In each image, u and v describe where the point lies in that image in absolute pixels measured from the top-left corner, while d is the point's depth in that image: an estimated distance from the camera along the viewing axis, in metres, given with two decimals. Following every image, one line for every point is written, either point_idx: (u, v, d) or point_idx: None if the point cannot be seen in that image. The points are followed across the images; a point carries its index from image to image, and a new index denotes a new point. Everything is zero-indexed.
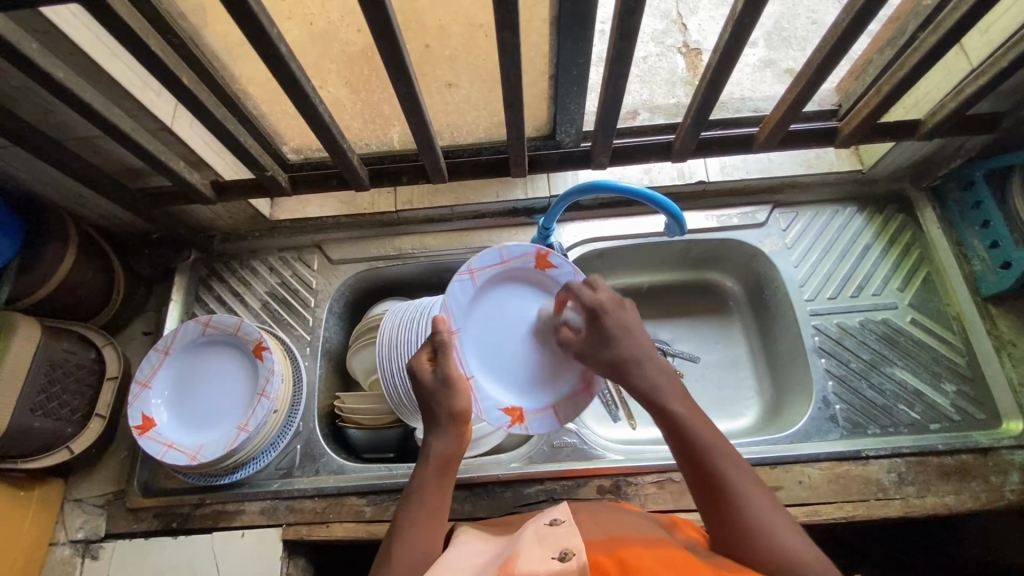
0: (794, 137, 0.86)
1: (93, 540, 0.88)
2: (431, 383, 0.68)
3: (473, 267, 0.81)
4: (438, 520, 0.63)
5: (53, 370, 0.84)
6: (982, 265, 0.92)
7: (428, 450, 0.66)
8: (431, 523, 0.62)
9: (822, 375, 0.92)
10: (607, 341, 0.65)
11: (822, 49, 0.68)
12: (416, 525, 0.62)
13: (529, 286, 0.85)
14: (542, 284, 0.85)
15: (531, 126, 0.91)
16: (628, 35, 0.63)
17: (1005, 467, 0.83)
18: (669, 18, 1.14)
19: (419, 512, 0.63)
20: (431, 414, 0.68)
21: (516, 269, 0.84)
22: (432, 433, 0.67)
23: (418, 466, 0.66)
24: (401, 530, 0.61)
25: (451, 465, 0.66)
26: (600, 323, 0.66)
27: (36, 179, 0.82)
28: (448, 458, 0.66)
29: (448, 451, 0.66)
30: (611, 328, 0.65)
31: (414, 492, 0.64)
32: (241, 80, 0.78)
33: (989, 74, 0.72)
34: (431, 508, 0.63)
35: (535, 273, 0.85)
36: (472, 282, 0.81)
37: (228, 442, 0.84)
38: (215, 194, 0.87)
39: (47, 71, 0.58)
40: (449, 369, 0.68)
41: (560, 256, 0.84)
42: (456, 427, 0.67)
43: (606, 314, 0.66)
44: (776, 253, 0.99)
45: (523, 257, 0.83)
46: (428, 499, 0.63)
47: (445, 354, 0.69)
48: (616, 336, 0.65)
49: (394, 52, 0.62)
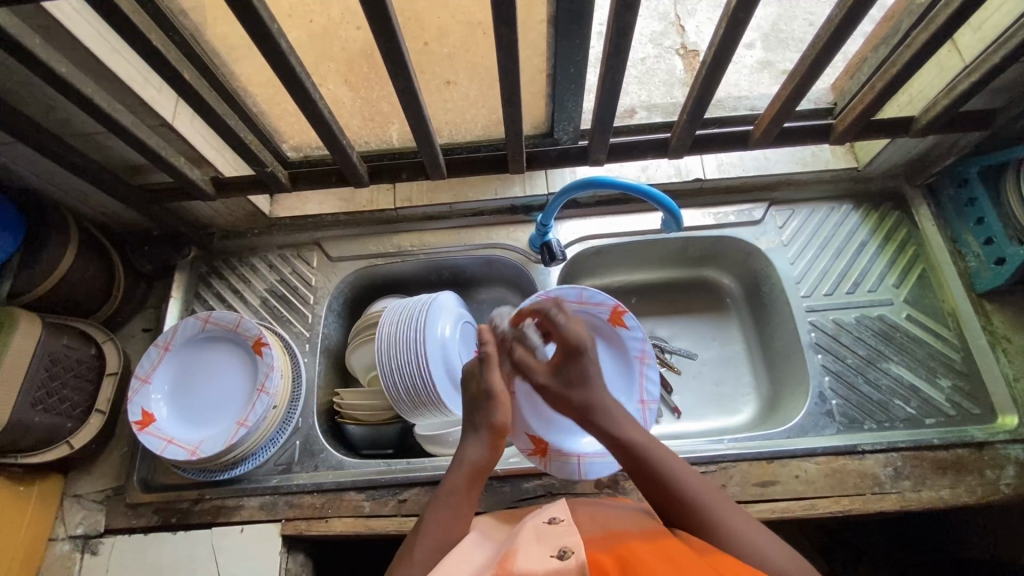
0: (788, 135, 0.87)
1: (92, 536, 0.88)
2: (474, 395, 0.72)
3: (553, 295, 0.89)
4: (462, 523, 0.64)
5: (54, 365, 0.84)
6: (976, 262, 0.93)
7: (460, 458, 0.68)
8: (457, 523, 0.63)
9: (819, 371, 0.92)
10: (580, 377, 0.72)
11: (816, 45, 0.69)
12: (441, 525, 0.63)
13: (600, 340, 0.93)
14: (610, 339, 0.93)
15: (529, 124, 0.92)
16: (624, 31, 0.63)
17: (1001, 461, 0.83)
18: (666, 20, 1.15)
19: (445, 511, 0.64)
20: (470, 422, 0.71)
21: (589, 315, 0.92)
22: (468, 441, 0.70)
23: (450, 472, 0.68)
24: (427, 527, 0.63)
25: (481, 476, 0.67)
26: (578, 359, 0.72)
27: (37, 175, 0.82)
28: (479, 469, 0.67)
29: (481, 461, 0.68)
30: (585, 362, 0.72)
31: (441, 495, 0.65)
32: (241, 78, 0.79)
33: (980, 72, 0.73)
34: (458, 511, 0.64)
35: (607, 329, 0.92)
36: (547, 307, 0.90)
37: (227, 437, 0.84)
38: (215, 190, 0.88)
39: (50, 65, 0.59)
40: (489, 383, 0.71)
41: (634, 319, 0.91)
42: (490, 438, 0.70)
43: (578, 349, 0.72)
44: (772, 250, 1.00)
45: (600, 306, 0.91)
46: (456, 504, 0.64)
47: (490, 367, 0.72)
48: (591, 375, 0.72)
49: (393, 47, 0.62)
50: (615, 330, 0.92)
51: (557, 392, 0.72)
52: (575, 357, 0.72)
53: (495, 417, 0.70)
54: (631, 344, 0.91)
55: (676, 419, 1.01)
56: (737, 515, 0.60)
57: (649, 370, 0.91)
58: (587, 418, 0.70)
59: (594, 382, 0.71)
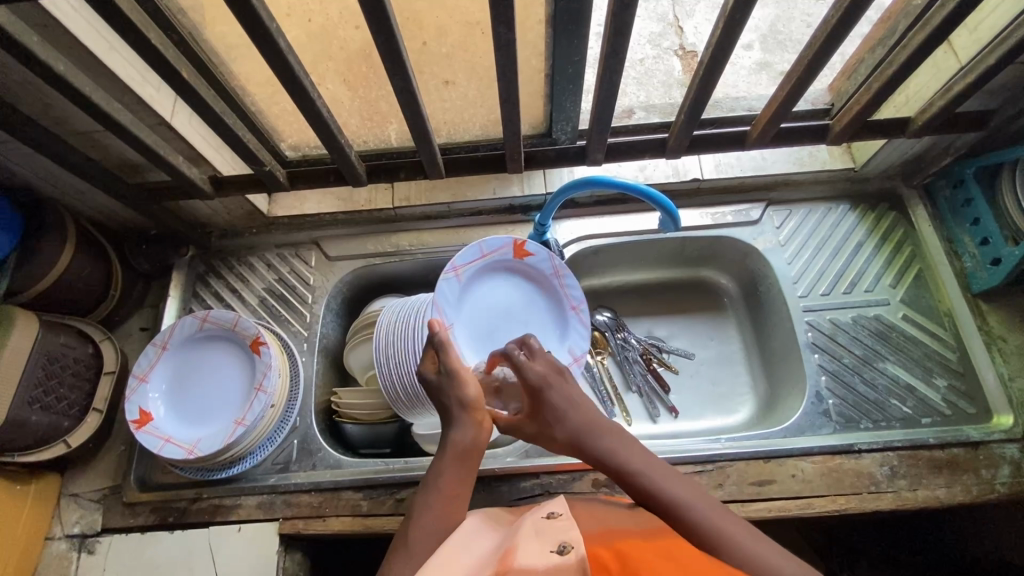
0: (785, 135, 0.87)
1: (89, 535, 0.88)
2: (438, 382, 0.71)
3: (457, 264, 0.87)
4: (455, 507, 0.63)
5: (51, 363, 0.84)
6: (972, 262, 0.93)
7: (448, 440, 0.67)
8: (448, 508, 0.62)
9: (816, 370, 0.92)
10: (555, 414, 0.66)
11: (813, 45, 0.69)
12: (434, 510, 0.62)
13: (513, 280, 0.93)
14: (521, 271, 0.94)
15: (528, 124, 0.92)
16: (621, 30, 0.64)
17: (996, 460, 0.83)
18: (665, 21, 1.16)
19: (438, 501, 0.62)
20: (445, 408, 0.69)
21: (498, 261, 0.92)
22: (452, 424, 0.68)
23: (438, 457, 0.66)
24: (420, 516, 0.61)
25: (471, 454, 0.66)
26: (546, 393, 0.67)
27: (34, 174, 0.82)
28: (467, 448, 0.66)
29: (467, 439, 0.66)
30: (557, 396, 0.67)
31: (433, 479, 0.64)
32: (239, 77, 0.79)
33: (976, 72, 0.73)
34: (450, 494, 0.63)
35: (515, 264, 0.93)
36: (457, 278, 0.88)
37: (225, 436, 0.84)
38: (213, 188, 0.88)
39: (48, 64, 0.59)
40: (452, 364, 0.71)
41: (535, 244, 0.92)
42: (473, 417, 0.68)
43: (549, 387, 0.67)
44: (769, 250, 1.00)
45: (502, 248, 0.91)
46: (447, 487, 0.63)
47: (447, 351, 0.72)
48: (563, 407, 0.65)
49: (392, 47, 0.62)
50: (522, 262, 0.93)
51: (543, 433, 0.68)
52: (541, 393, 0.67)
53: (467, 395, 0.69)
54: (541, 267, 0.93)
55: (674, 419, 1.01)
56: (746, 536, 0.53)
57: (566, 281, 0.93)
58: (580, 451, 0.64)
59: (568, 414, 0.65)
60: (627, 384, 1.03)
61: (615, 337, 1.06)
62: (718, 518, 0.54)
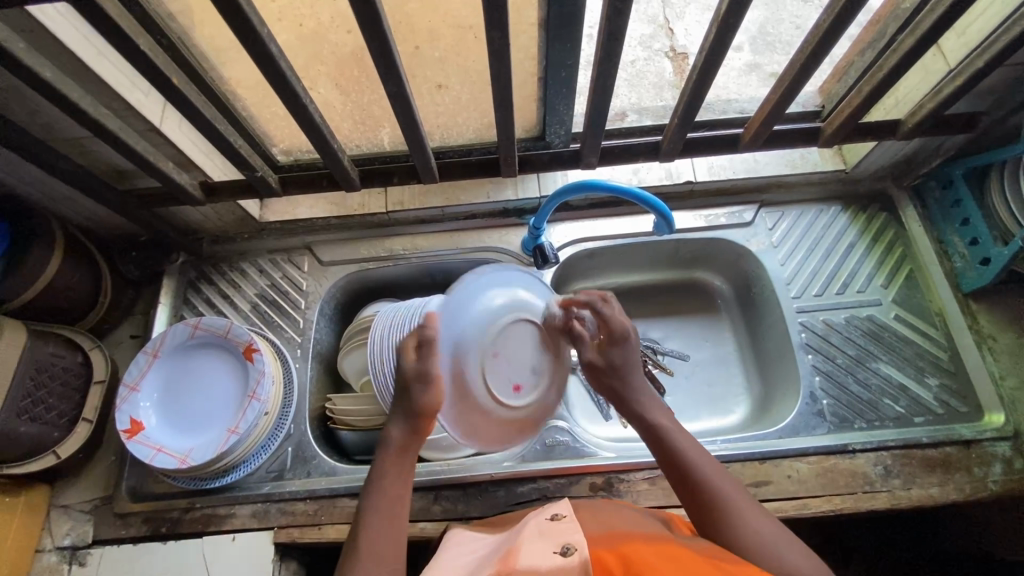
0: (778, 137, 0.88)
1: (80, 547, 0.87)
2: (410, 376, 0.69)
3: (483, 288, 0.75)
4: (399, 506, 0.65)
5: (39, 373, 0.83)
6: (962, 262, 0.94)
7: (386, 440, 0.70)
8: (392, 508, 0.64)
9: (809, 371, 0.93)
10: (618, 361, 0.74)
11: (805, 49, 0.69)
12: (377, 514, 0.64)
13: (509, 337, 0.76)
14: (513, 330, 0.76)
15: (520, 127, 0.92)
16: (615, 35, 0.64)
17: (988, 458, 0.84)
18: (656, 23, 1.16)
19: (380, 505, 0.65)
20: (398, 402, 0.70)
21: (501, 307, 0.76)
22: (394, 422, 0.70)
23: (378, 455, 0.69)
24: (367, 519, 0.63)
25: (408, 451, 0.69)
26: (624, 346, 0.75)
27: (20, 181, 0.81)
28: (405, 445, 0.69)
29: (406, 439, 0.69)
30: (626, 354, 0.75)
31: (375, 482, 0.67)
32: (230, 82, 0.79)
33: (965, 75, 0.74)
34: (390, 493, 0.66)
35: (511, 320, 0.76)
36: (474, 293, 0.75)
37: (217, 445, 0.83)
38: (204, 195, 0.87)
39: (35, 70, 0.58)
40: (427, 367, 0.69)
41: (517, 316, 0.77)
42: (421, 419, 0.70)
43: (630, 339, 0.75)
44: (762, 251, 1.01)
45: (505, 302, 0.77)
46: (388, 486, 0.66)
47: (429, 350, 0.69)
48: (633, 363, 0.75)
49: (385, 51, 0.62)
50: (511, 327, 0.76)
51: (597, 371, 0.76)
52: (619, 343, 0.75)
53: (424, 401, 0.69)
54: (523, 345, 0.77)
55: None
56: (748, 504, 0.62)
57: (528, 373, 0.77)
58: (625, 399, 0.73)
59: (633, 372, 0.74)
60: None
61: None
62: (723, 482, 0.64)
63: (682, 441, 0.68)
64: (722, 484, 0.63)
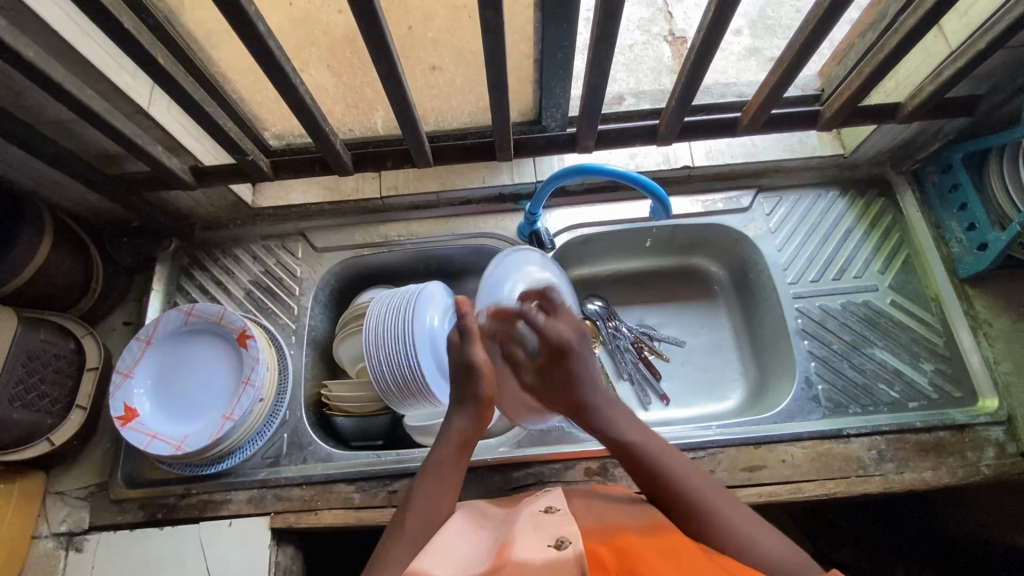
0: (777, 121, 0.87)
1: (77, 533, 0.87)
2: (456, 367, 0.74)
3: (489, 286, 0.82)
4: (452, 492, 0.67)
5: (31, 360, 0.82)
6: (959, 248, 0.94)
7: (447, 428, 0.72)
8: (445, 498, 0.66)
9: (805, 356, 0.93)
10: (567, 377, 0.74)
11: (804, 30, 0.68)
12: (429, 497, 0.65)
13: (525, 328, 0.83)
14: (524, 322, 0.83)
15: (516, 110, 0.91)
16: (612, 14, 0.62)
17: (981, 443, 0.85)
18: (654, 6, 1.14)
19: (436, 490, 0.66)
20: (456, 394, 0.74)
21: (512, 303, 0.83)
22: (455, 414, 0.73)
23: (437, 443, 0.71)
24: (419, 503, 0.65)
25: (468, 444, 0.71)
26: (567, 359, 0.75)
27: (8, 165, 0.80)
28: (467, 438, 0.71)
29: (469, 430, 0.72)
30: (574, 365, 0.74)
31: (433, 464, 0.68)
32: (219, 64, 0.77)
33: (967, 57, 0.73)
34: (446, 481, 0.67)
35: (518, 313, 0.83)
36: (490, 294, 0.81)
37: (213, 431, 0.83)
38: (194, 179, 0.86)
39: (17, 51, 0.57)
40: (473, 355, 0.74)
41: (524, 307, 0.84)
42: (476, 410, 0.73)
43: (573, 348, 0.75)
44: (760, 236, 1.00)
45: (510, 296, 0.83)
46: (446, 472, 0.68)
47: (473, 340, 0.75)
48: (583, 375, 0.74)
49: (375, 30, 0.60)
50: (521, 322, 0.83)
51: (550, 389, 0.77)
52: (562, 357, 0.75)
53: (478, 391, 0.73)
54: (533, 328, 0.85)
55: (665, 406, 1.01)
56: (742, 517, 0.60)
57: None
58: (580, 414, 0.73)
59: (587, 384, 0.74)
60: (617, 374, 1.03)
61: (607, 326, 1.05)
62: (709, 493, 0.62)
63: (657, 452, 0.66)
64: (709, 497, 0.62)
